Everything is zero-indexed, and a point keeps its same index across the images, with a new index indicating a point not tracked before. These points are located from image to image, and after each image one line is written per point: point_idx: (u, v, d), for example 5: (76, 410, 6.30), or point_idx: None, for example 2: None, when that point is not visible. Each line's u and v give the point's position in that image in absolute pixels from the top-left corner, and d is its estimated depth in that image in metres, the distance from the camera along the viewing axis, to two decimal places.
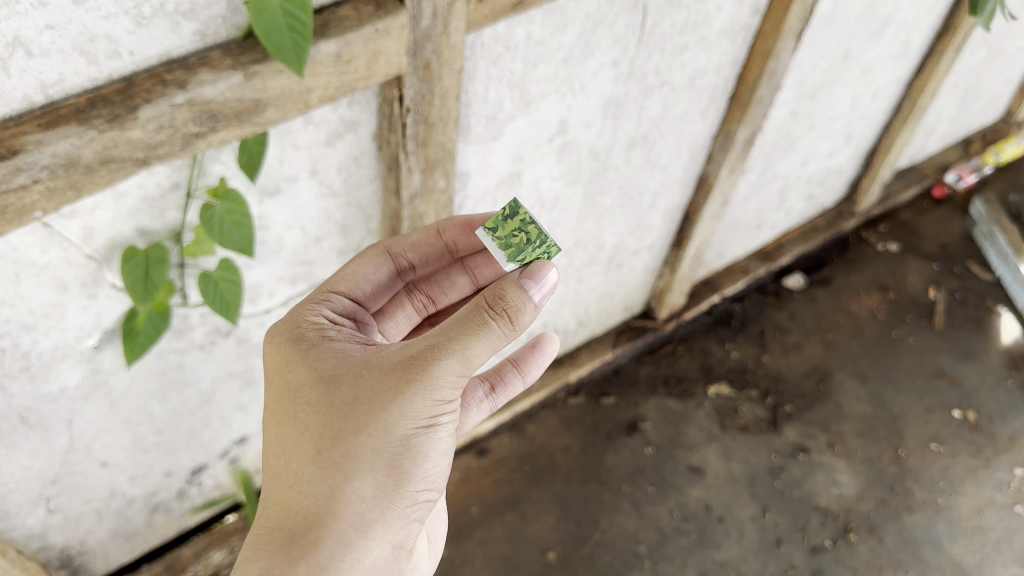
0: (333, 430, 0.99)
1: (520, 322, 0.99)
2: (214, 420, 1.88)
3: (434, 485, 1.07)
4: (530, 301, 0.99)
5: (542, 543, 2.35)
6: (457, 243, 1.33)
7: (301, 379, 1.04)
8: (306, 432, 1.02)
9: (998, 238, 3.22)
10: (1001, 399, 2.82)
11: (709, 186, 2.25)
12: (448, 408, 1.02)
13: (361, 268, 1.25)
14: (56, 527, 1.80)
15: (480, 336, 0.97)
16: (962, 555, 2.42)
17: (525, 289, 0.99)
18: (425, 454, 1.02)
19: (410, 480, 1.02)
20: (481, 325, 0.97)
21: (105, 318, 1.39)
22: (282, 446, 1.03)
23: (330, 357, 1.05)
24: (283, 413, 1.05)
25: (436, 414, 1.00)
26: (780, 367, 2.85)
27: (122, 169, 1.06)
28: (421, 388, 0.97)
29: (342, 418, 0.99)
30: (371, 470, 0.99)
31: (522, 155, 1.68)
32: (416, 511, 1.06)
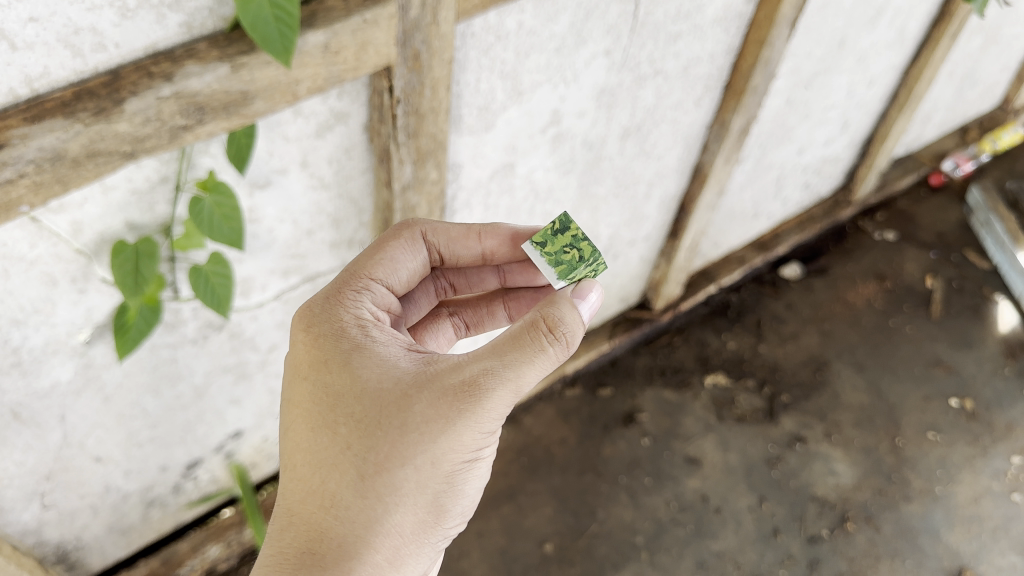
0: (380, 452, 0.98)
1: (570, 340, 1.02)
2: (209, 415, 1.88)
3: (462, 511, 1.09)
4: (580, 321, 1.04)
5: (540, 534, 2.35)
6: (494, 253, 1.27)
7: (343, 389, 1.02)
8: (347, 451, 0.99)
9: (995, 226, 3.21)
10: (999, 387, 2.82)
11: (704, 175, 2.24)
12: (491, 440, 1.03)
13: (396, 256, 1.18)
14: (51, 523, 1.80)
15: (534, 363, 0.99)
16: (959, 543, 2.42)
17: (576, 309, 1.03)
18: (465, 484, 1.04)
19: (445, 509, 1.04)
20: (538, 354, 0.99)
21: (96, 313, 1.38)
22: (317, 459, 1.01)
23: (373, 367, 1.02)
24: (319, 425, 1.02)
25: (482, 445, 1.01)
26: (777, 357, 2.85)
27: (108, 163, 1.05)
28: (475, 416, 0.98)
29: (390, 438, 0.98)
30: (414, 500, 1.00)
31: (515, 145, 1.67)
32: (442, 535, 1.08)
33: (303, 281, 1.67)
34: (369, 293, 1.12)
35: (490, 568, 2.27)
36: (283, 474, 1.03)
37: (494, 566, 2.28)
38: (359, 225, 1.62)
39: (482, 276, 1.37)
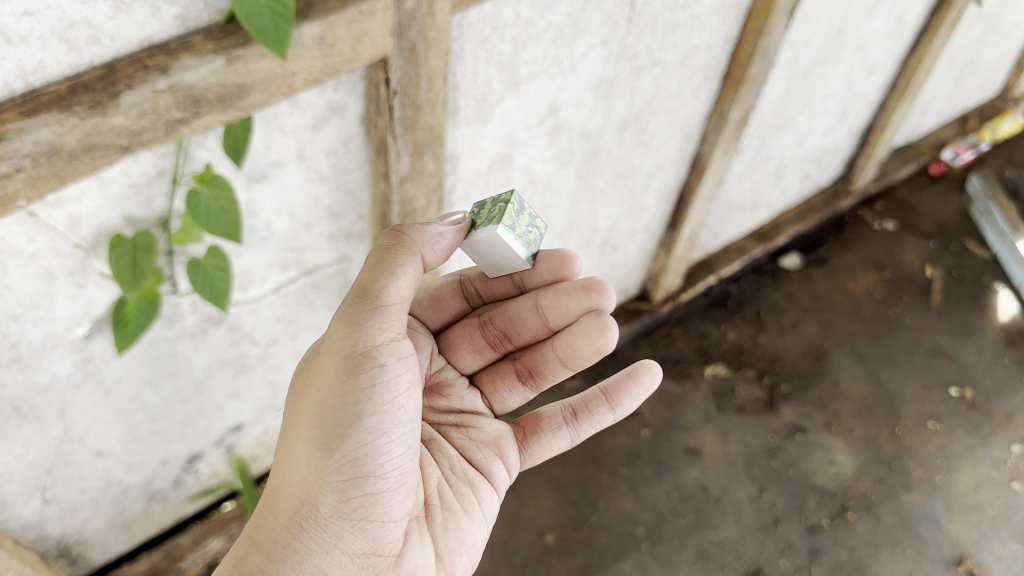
0: (290, 419, 1.11)
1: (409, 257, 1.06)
2: (209, 408, 1.88)
3: (377, 471, 1.07)
4: (427, 237, 1.10)
5: (540, 526, 2.36)
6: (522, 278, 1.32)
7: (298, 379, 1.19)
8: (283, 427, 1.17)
9: (995, 215, 3.21)
10: (999, 375, 2.82)
11: (703, 166, 2.24)
12: (384, 363, 1.05)
13: None
14: (52, 517, 1.80)
15: (371, 275, 1.05)
16: (959, 532, 2.43)
17: (427, 231, 1.10)
18: (342, 425, 1.05)
19: (333, 457, 1.06)
20: (385, 273, 1.05)
21: (95, 307, 1.38)
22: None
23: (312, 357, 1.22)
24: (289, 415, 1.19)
25: (342, 377, 1.04)
26: (777, 347, 2.85)
27: (105, 157, 1.05)
28: (338, 354, 1.05)
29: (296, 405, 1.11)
30: (298, 447, 1.08)
31: (513, 137, 1.67)
32: (358, 497, 1.08)
33: (301, 274, 1.67)
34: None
35: (491, 559, 2.27)
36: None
37: (495, 557, 2.28)
38: (357, 217, 1.62)
39: (524, 317, 1.33)
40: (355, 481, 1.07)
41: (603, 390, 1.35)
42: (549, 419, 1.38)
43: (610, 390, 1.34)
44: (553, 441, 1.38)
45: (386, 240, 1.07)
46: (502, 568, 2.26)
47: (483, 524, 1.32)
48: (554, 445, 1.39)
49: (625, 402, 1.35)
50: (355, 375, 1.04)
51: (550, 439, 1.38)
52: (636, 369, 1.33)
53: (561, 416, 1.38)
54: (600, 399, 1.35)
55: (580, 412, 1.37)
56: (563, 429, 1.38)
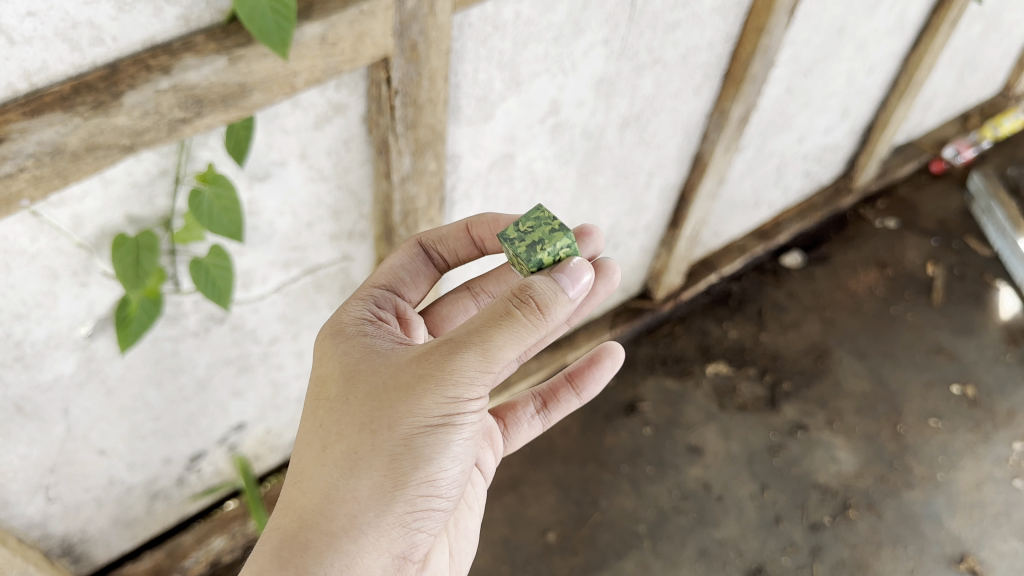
0: (345, 427, 1.02)
1: (554, 317, 0.96)
2: (212, 407, 1.88)
3: (441, 495, 1.06)
4: (564, 293, 0.98)
5: (542, 524, 2.36)
6: (485, 243, 1.30)
7: (328, 374, 1.07)
8: (323, 427, 1.04)
9: (997, 212, 3.21)
10: (1001, 373, 2.82)
11: (704, 164, 2.24)
12: (460, 408, 0.99)
13: (395, 261, 1.27)
14: (56, 515, 1.81)
15: (499, 330, 0.94)
16: (960, 529, 2.43)
17: (560, 283, 0.99)
18: (431, 454, 1.01)
19: (411, 483, 1.01)
20: (503, 315, 0.95)
21: (98, 307, 1.39)
22: (303, 441, 1.06)
23: (353, 346, 1.08)
24: (309, 412, 1.08)
25: (446, 414, 0.98)
26: (778, 345, 2.85)
27: (108, 157, 1.06)
28: (433, 384, 0.97)
29: (353, 414, 1.02)
30: (372, 467, 1.00)
31: (514, 136, 1.67)
32: (418, 520, 1.05)
33: (303, 274, 1.67)
34: (378, 298, 1.20)
35: (493, 557, 2.28)
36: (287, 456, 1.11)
37: (497, 555, 2.28)
38: (359, 216, 1.62)
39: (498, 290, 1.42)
40: (421, 504, 1.04)
41: (569, 376, 1.47)
42: (522, 410, 1.49)
43: (576, 375, 1.46)
44: (527, 430, 1.49)
45: (529, 289, 0.97)
46: (504, 566, 2.27)
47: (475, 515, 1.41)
48: (529, 431, 1.50)
49: (589, 385, 1.46)
50: (459, 413, 0.99)
51: (525, 429, 1.49)
52: (602, 354, 1.43)
53: (534, 405, 1.49)
54: (567, 385, 1.47)
55: (552, 399, 1.48)
56: (536, 419, 1.49)
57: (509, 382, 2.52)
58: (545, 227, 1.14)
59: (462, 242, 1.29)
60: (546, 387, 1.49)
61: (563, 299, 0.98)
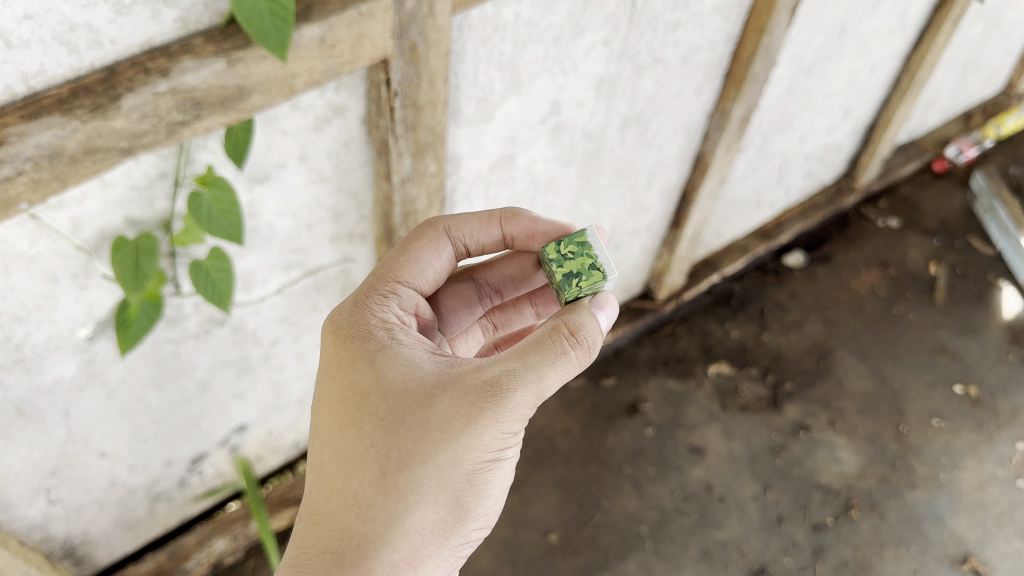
0: (399, 453, 1.01)
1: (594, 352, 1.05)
2: (213, 409, 1.88)
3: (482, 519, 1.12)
4: (599, 328, 1.06)
5: (544, 525, 2.36)
6: (515, 240, 1.27)
7: (370, 386, 1.05)
8: (375, 451, 1.02)
9: (999, 211, 3.20)
10: (1003, 373, 2.81)
11: (706, 164, 2.24)
12: (514, 440, 1.05)
13: (422, 253, 1.21)
14: (57, 518, 1.81)
15: (557, 366, 1.01)
16: (963, 530, 2.42)
17: (596, 317, 1.06)
18: (487, 487, 1.06)
19: (467, 513, 1.06)
20: (558, 357, 1.01)
21: (98, 309, 1.38)
22: (347, 464, 1.03)
23: (395, 362, 1.06)
24: (345, 423, 1.05)
25: (505, 447, 1.04)
26: (780, 345, 2.85)
27: (106, 160, 1.05)
28: (494, 418, 1.00)
29: (408, 441, 1.01)
30: (433, 499, 1.02)
31: (514, 137, 1.67)
32: (464, 546, 1.11)
33: (304, 275, 1.67)
34: (395, 294, 1.16)
35: (495, 559, 2.28)
36: (313, 472, 1.07)
37: (499, 556, 2.28)
38: (360, 218, 1.62)
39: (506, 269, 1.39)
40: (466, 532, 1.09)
41: None
42: None
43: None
44: None
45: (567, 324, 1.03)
46: (506, 567, 2.27)
47: None
48: None
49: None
50: (510, 444, 1.05)
51: None
52: None
53: None
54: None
55: None
56: None
57: None
58: (585, 259, 1.17)
59: (493, 236, 1.25)
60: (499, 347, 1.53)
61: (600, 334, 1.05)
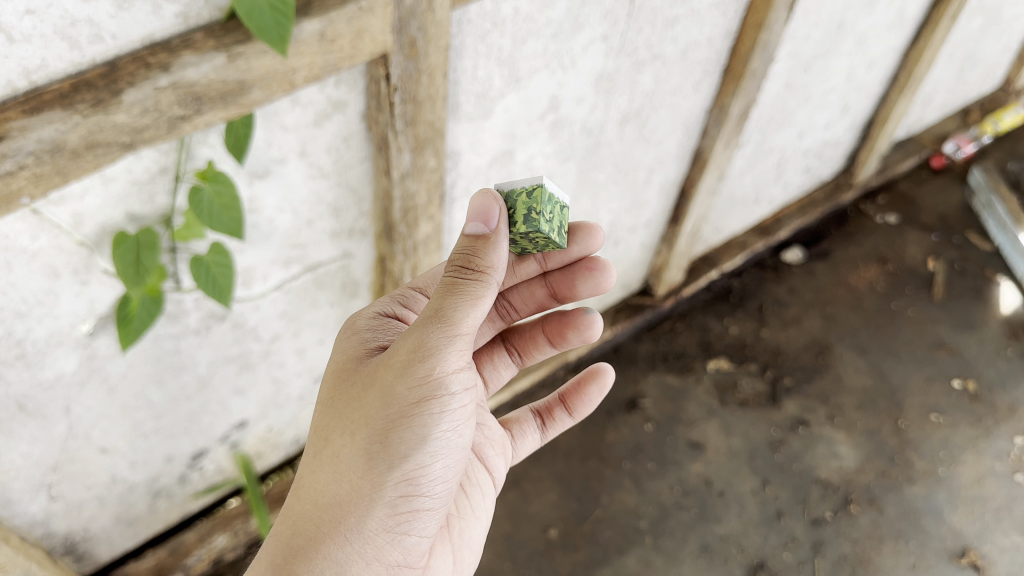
0: (329, 426, 1.05)
1: (492, 272, 0.99)
2: (213, 405, 1.89)
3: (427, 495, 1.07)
4: (489, 247, 0.99)
5: (544, 520, 2.36)
6: (548, 259, 1.39)
7: (326, 372, 1.12)
8: (313, 428, 1.08)
9: (997, 207, 3.21)
10: (1001, 368, 2.82)
11: (705, 160, 2.24)
12: (437, 397, 1.00)
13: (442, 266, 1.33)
14: (58, 514, 1.81)
15: (449, 299, 0.97)
16: (962, 524, 2.43)
17: (486, 241, 0.99)
18: (407, 450, 1.02)
19: (388, 484, 1.03)
20: (452, 292, 0.97)
21: (99, 305, 1.39)
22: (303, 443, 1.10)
23: (343, 347, 1.13)
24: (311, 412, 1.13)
25: (417, 406, 1.00)
26: (779, 341, 2.85)
27: (108, 154, 1.06)
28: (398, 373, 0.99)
29: (337, 413, 1.05)
30: (350, 465, 1.02)
31: (514, 132, 1.67)
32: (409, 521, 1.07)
33: (304, 271, 1.67)
34: (400, 296, 1.24)
35: (495, 554, 2.28)
36: None
37: (499, 551, 2.29)
38: (360, 214, 1.63)
39: (534, 293, 1.46)
40: (407, 504, 1.06)
41: (562, 397, 1.54)
42: (524, 424, 1.53)
43: (569, 397, 1.53)
44: (527, 444, 1.54)
45: (465, 255, 0.99)
46: (506, 562, 2.27)
47: (478, 524, 1.37)
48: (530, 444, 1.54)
49: (581, 407, 1.54)
50: (432, 401, 1.00)
51: (525, 442, 1.53)
52: (596, 374, 1.51)
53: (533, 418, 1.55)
54: (561, 406, 1.54)
55: (547, 418, 1.55)
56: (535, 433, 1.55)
57: (510, 379, 2.53)
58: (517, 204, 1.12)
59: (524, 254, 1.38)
60: (539, 404, 1.56)
61: (490, 248, 0.99)
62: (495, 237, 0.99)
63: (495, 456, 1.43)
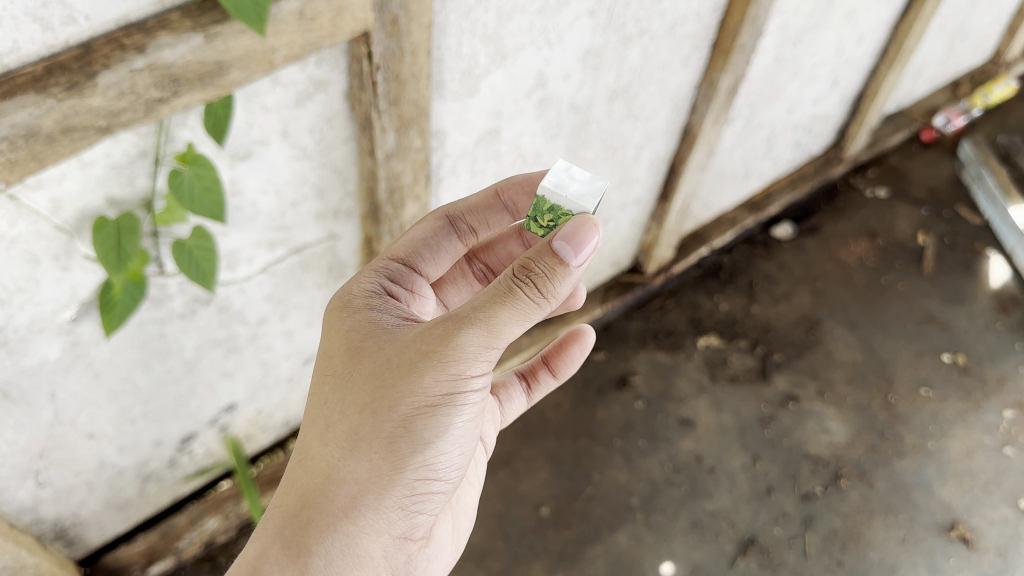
0: (349, 405, 1.03)
1: (558, 290, 0.96)
2: (201, 388, 1.87)
3: (440, 478, 1.08)
4: (561, 264, 0.95)
5: (535, 498, 2.37)
6: (518, 207, 1.33)
7: (335, 348, 1.08)
8: (327, 405, 1.05)
9: (986, 180, 3.21)
10: (991, 341, 2.83)
11: (694, 136, 2.22)
12: (468, 388, 1.00)
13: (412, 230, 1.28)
14: (47, 500, 1.81)
15: (505, 303, 0.95)
16: (951, 497, 2.43)
17: (558, 253, 0.94)
18: (429, 438, 1.02)
19: (409, 467, 1.03)
20: (506, 293, 0.95)
21: (81, 291, 1.37)
22: (309, 418, 1.07)
23: (360, 321, 1.09)
24: (314, 385, 1.09)
25: (448, 392, 0.99)
26: (769, 317, 2.85)
27: (84, 139, 1.04)
28: (436, 365, 0.97)
29: (358, 394, 1.02)
30: (372, 449, 1.01)
31: (500, 111, 1.65)
32: (418, 503, 1.08)
33: (289, 254, 1.66)
34: (387, 271, 1.21)
35: (488, 532, 2.29)
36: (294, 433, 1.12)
37: (491, 529, 2.29)
38: (345, 195, 1.61)
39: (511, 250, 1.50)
40: (421, 487, 1.07)
41: (546, 359, 1.54)
42: (510, 388, 1.53)
43: (551, 358, 1.52)
44: (515, 407, 1.53)
45: (529, 264, 0.95)
46: (499, 540, 2.28)
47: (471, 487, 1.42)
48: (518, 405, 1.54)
49: (568, 367, 1.52)
50: (461, 392, 1.00)
51: (513, 404, 1.53)
52: (579, 335, 1.48)
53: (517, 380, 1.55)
54: (545, 367, 1.53)
55: (532, 381, 1.55)
56: (522, 395, 1.54)
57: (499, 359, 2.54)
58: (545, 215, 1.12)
59: (493, 208, 1.31)
60: (526, 368, 1.56)
61: (564, 270, 0.95)
62: (575, 263, 0.95)
63: (487, 423, 1.44)
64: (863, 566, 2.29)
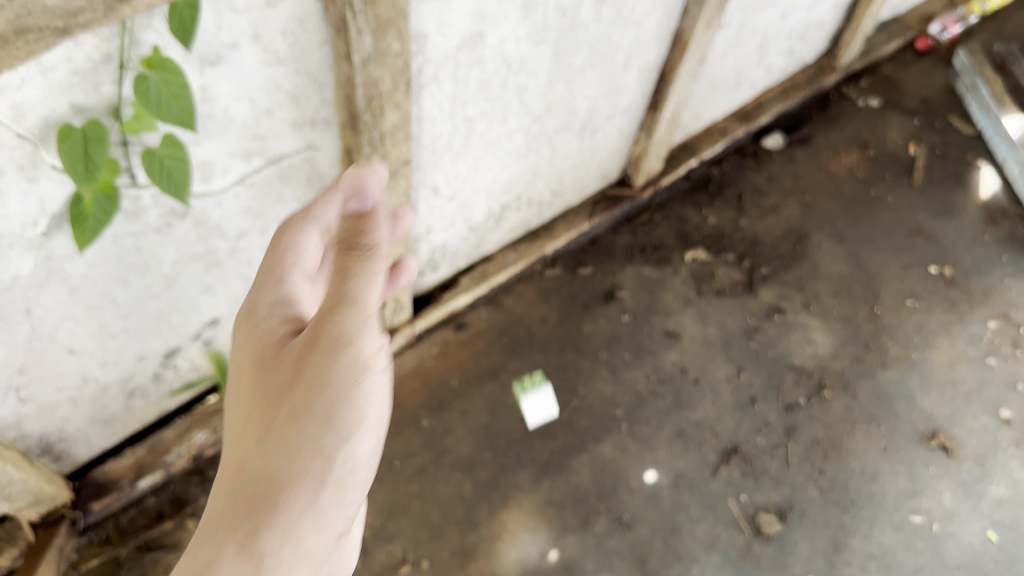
0: (269, 403, 1.08)
1: (375, 237, 1.16)
2: (183, 303, 1.85)
3: (366, 464, 1.14)
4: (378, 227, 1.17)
5: (522, 411, 2.39)
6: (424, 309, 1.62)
7: (245, 357, 1.15)
8: (246, 408, 1.10)
9: (980, 89, 3.15)
10: (978, 253, 2.82)
11: (685, 42, 2.15)
12: (373, 360, 1.08)
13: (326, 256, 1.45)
14: (31, 416, 1.80)
15: (361, 265, 1.09)
16: (933, 407, 2.45)
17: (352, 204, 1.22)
18: (354, 413, 1.09)
19: (340, 445, 1.08)
20: (344, 258, 1.10)
21: (50, 203, 1.32)
22: (232, 428, 1.12)
23: (363, 227, 1.16)
24: (234, 396, 1.14)
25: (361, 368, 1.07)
26: (757, 230, 2.83)
27: (41, 41, 0.97)
28: (340, 340, 1.05)
29: (275, 388, 1.08)
30: (302, 434, 1.06)
31: (483, 14, 1.59)
32: (352, 489, 1.13)
33: (266, 165, 1.61)
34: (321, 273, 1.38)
35: (475, 444, 2.32)
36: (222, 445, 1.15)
37: (479, 441, 2.32)
38: (322, 103, 1.55)
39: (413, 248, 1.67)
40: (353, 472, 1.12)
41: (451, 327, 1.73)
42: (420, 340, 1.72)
43: None
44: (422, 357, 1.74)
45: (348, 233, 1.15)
46: (486, 451, 2.31)
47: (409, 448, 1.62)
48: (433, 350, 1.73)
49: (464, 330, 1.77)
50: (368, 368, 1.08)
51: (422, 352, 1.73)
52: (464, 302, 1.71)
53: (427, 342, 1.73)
54: None
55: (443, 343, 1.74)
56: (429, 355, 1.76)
57: (487, 274, 2.54)
58: None
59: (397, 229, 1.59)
60: None
61: (370, 223, 1.18)
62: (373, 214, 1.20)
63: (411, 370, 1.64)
64: (844, 476, 2.30)
